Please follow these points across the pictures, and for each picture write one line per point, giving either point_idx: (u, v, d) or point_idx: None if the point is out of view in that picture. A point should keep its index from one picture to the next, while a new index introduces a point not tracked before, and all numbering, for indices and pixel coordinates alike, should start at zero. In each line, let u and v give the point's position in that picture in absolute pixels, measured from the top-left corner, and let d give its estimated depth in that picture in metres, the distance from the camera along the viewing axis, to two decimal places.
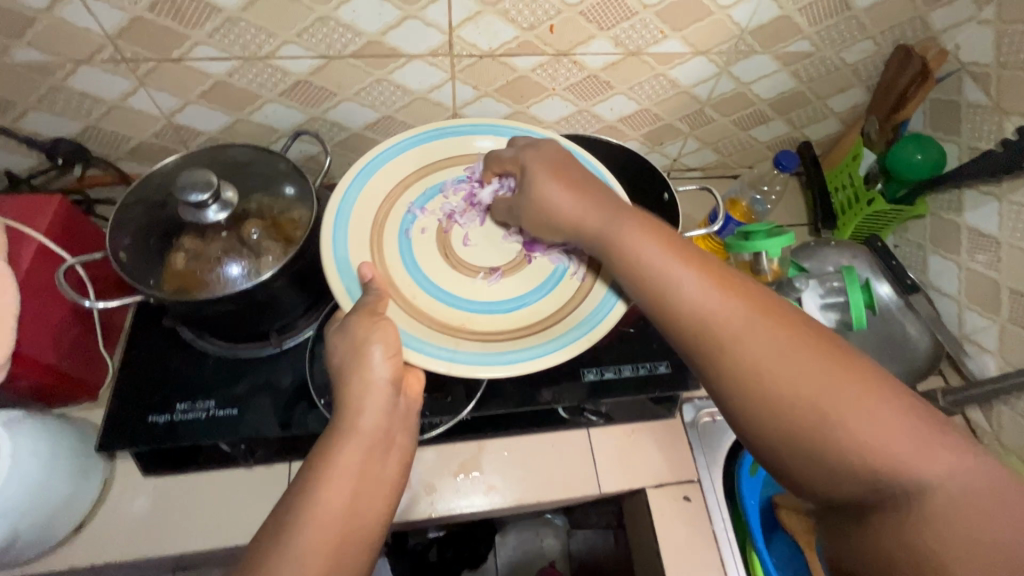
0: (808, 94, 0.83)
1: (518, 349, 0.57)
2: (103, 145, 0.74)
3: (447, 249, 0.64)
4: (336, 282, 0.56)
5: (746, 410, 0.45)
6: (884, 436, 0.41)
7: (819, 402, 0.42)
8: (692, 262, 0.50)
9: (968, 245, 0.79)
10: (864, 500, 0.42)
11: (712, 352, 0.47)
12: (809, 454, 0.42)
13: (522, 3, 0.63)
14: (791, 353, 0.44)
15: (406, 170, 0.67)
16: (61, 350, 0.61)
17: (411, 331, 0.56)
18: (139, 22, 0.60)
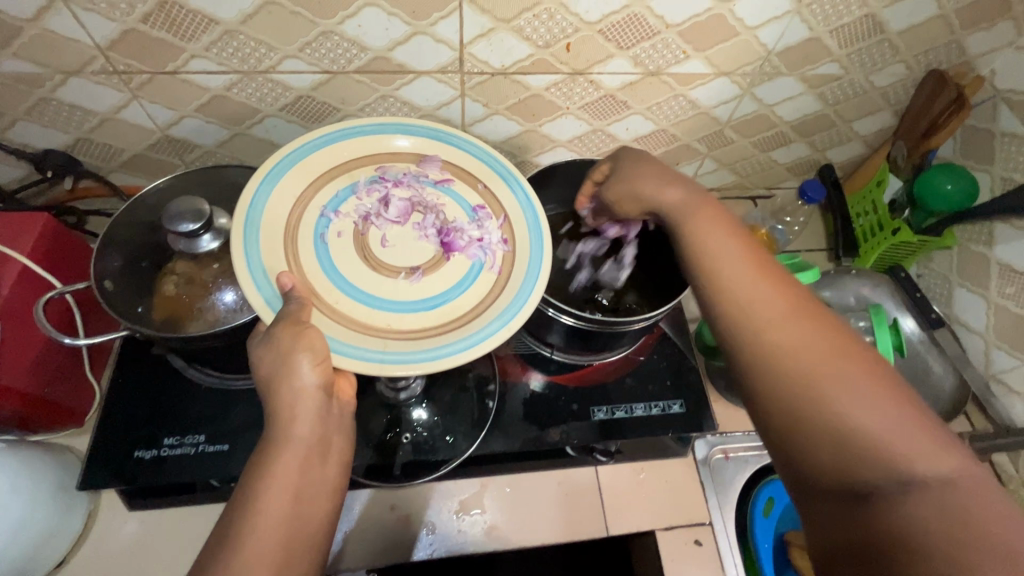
0: (833, 117, 0.79)
1: (446, 348, 0.49)
2: (95, 157, 0.71)
3: (367, 248, 0.54)
4: (252, 292, 0.46)
5: (765, 374, 0.44)
6: (900, 431, 0.39)
7: (822, 372, 0.42)
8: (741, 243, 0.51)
9: (998, 280, 0.76)
10: (861, 484, 0.39)
11: (744, 319, 0.46)
12: (820, 425, 0.41)
13: (538, 20, 0.60)
14: (827, 342, 0.44)
15: (326, 167, 0.56)
16: (43, 378, 0.58)
17: (334, 333, 0.47)
18: (131, 33, 0.56)
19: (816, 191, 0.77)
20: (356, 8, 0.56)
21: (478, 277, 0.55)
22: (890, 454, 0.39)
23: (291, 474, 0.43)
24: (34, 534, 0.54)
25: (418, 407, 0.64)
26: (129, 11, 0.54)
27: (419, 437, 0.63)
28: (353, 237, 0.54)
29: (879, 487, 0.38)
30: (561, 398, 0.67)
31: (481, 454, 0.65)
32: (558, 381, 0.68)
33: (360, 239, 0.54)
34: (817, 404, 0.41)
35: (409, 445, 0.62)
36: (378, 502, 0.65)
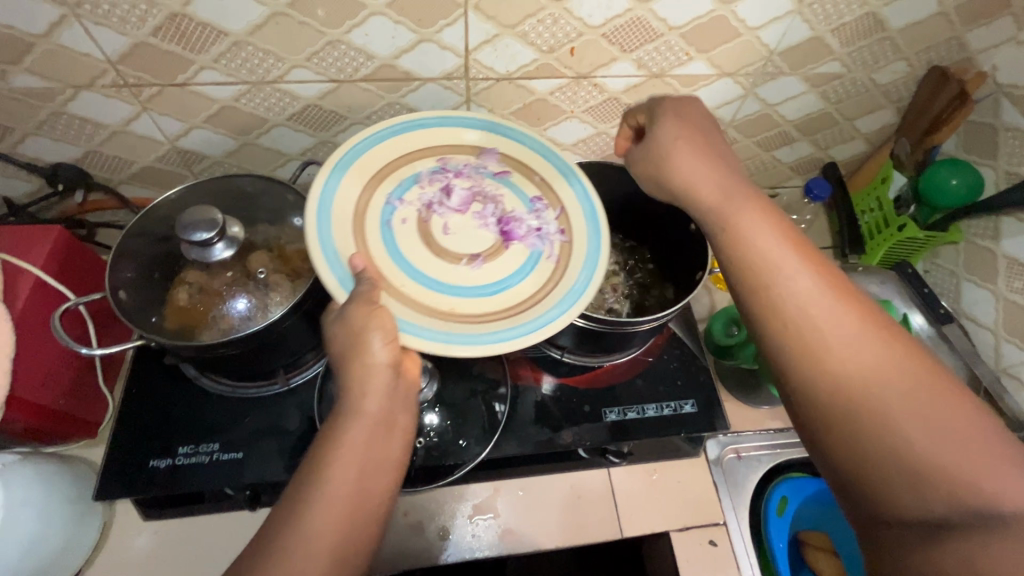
0: (836, 116, 0.79)
1: (515, 328, 0.50)
2: (105, 170, 0.71)
3: (430, 233, 0.54)
4: (325, 274, 0.47)
5: (828, 404, 0.41)
6: (973, 452, 0.37)
7: (896, 397, 0.39)
8: (800, 251, 0.46)
9: (1005, 274, 0.76)
10: (940, 516, 0.37)
11: (806, 340, 0.43)
12: (886, 452, 0.39)
13: (543, 25, 0.60)
14: (887, 355, 0.41)
15: (388, 154, 0.56)
16: (58, 389, 0.59)
17: (406, 315, 0.48)
18: (142, 47, 0.57)
19: (822, 189, 0.77)
20: (363, 17, 0.57)
21: (535, 266, 0.55)
22: (968, 484, 0.36)
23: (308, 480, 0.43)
24: (51, 546, 0.54)
25: (430, 412, 0.63)
26: (139, 25, 0.55)
27: (431, 442, 0.62)
28: (417, 222, 0.54)
29: (953, 521, 0.36)
30: (573, 400, 0.67)
31: (494, 458, 0.65)
32: (569, 384, 0.68)
33: (423, 225, 0.54)
34: (882, 429, 0.39)
35: (422, 450, 0.62)
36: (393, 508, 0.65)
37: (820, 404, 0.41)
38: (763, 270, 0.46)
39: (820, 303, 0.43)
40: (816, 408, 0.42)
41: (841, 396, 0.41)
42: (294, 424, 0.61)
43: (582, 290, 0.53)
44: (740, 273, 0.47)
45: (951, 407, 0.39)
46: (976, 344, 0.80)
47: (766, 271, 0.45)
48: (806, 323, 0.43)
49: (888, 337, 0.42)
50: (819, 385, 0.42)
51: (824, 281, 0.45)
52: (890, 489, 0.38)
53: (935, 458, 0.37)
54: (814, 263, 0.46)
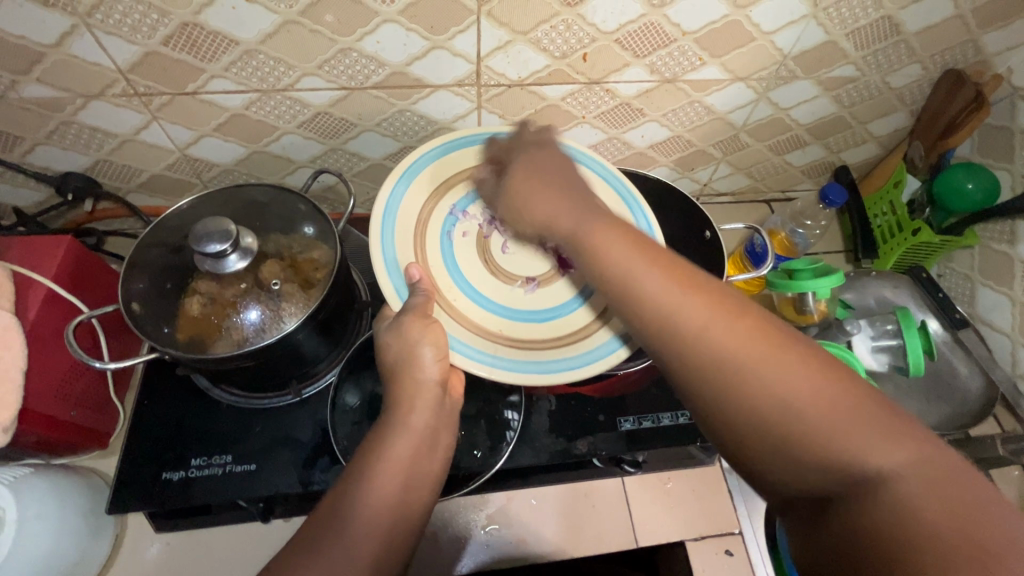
0: (849, 119, 0.79)
1: (557, 360, 0.54)
2: (114, 179, 0.71)
3: (489, 252, 0.60)
4: (386, 284, 0.52)
5: (704, 395, 0.40)
6: (833, 416, 0.36)
7: (741, 370, 0.38)
8: (630, 235, 0.45)
9: (1021, 279, 0.75)
10: (825, 489, 0.36)
11: (662, 326, 0.41)
12: (765, 429, 0.38)
13: (556, 31, 0.60)
14: (733, 327, 0.40)
15: (456, 171, 0.61)
16: (69, 401, 0.58)
17: (458, 333, 0.53)
18: (152, 56, 0.57)
19: (837, 195, 0.77)
20: (375, 25, 0.57)
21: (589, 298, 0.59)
22: (837, 454, 0.36)
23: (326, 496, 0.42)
24: (64, 560, 0.53)
25: None
26: (150, 34, 0.54)
27: None
28: (481, 242, 0.60)
29: (835, 491, 0.36)
30: (587, 409, 0.66)
31: (508, 468, 0.64)
32: (583, 393, 0.67)
33: (485, 245, 0.60)
34: (751, 407, 0.38)
35: None
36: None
37: (697, 391, 0.41)
38: (614, 267, 0.44)
39: (667, 291, 0.42)
40: (695, 395, 0.41)
41: (712, 386, 0.39)
42: (307, 435, 0.61)
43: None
44: (598, 272, 0.45)
45: (810, 376, 0.37)
46: (992, 349, 0.80)
47: (620, 265, 0.44)
48: (662, 318, 0.41)
49: (742, 313, 0.40)
50: (688, 377, 0.41)
51: (669, 268, 0.43)
52: (774, 468, 0.38)
53: (804, 433, 0.36)
54: (651, 253, 0.44)
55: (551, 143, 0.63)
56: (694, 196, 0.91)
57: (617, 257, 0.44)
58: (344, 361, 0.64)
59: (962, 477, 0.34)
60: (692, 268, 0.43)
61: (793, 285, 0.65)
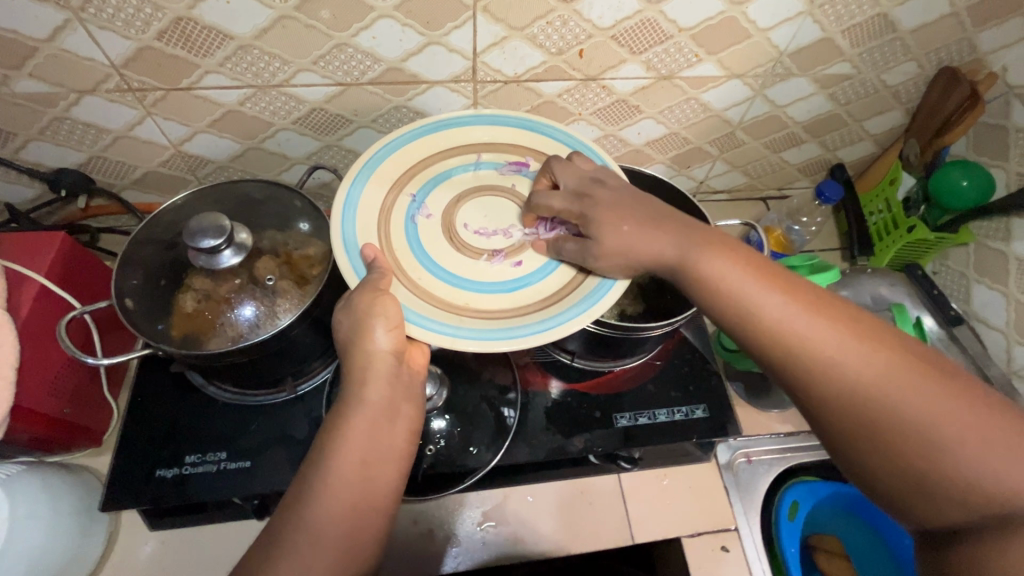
0: (845, 117, 0.79)
1: (525, 327, 0.49)
2: (108, 175, 0.71)
3: (454, 228, 0.56)
4: (342, 262, 0.49)
5: (850, 432, 0.42)
6: (986, 456, 0.38)
7: (919, 412, 0.39)
8: (768, 276, 0.45)
9: (1016, 276, 0.75)
10: (967, 523, 0.38)
11: (806, 366, 0.43)
12: (907, 466, 0.40)
13: (552, 27, 0.60)
14: (882, 369, 0.41)
15: (424, 155, 0.58)
16: (63, 398, 0.58)
17: (417, 307, 0.49)
18: (146, 51, 0.56)
19: (834, 191, 0.77)
20: (370, 20, 0.56)
21: (560, 266, 0.55)
22: (983, 486, 0.37)
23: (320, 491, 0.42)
24: (57, 558, 0.53)
25: (439, 418, 0.63)
26: (144, 29, 0.54)
27: (440, 448, 0.62)
28: (446, 218, 0.56)
29: (977, 526, 0.38)
30: (583, 406, 0.66)
31: (503, 465, 0.64)
32: (579, 389, 0.67)
33: (448, 220, 0.56)
34: (902, 443, 0.40)
35: (432, 457, 0.61)
36: (402, 516, 0.64)
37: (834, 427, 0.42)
38: (742, 298, 0.45)
39: (804, 323, 0.43)
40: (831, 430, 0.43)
41: (853, 418, 0.41)
42: (302, 432, 0.60)
43: (607, 291, 0.51)
44: (719, 302, 0.46)
45: (949, 407, 0.39)
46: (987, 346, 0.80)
47: (748, 293, 0.45)
48: (794, 347, 0.43)
49: (881, 342, 0.42)
50: (826, 409, 0.42)
51: (798, 296, 0.44)
52: (910, 497, 0.40)
53: (944, 464, 0.39)
54: (781, 280, 0.45)
55: (516, 117, 0.60)
56: (691, 194, 0.91)
57: (745, 285, 0.45)
58: (339, 358, 0.64)
59: None
60: (824, 296, 0.45)
61: None
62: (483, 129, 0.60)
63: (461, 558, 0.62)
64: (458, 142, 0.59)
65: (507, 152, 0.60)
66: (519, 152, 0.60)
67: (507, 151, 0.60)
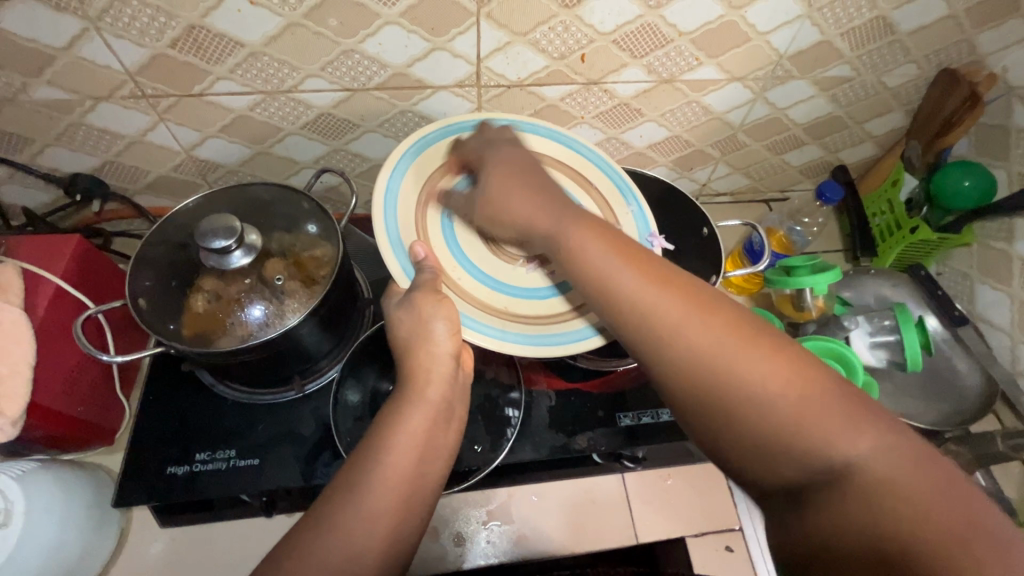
0: (846, 119, 0.79)
1: (563, 334, 0.54)
2: (122, 179, 0.72)
3: (490, 231, 0.59)
4: (392, 264, 0.52)
5: (688, 394, 0.42)
6: (796, 408, 0.38)
7: (738, 369, 0.40)
8: (625, 252, 0.46)
9: (1020, 276, 0.75)
10: (800, 482, 0.38)
11: (647, 325, 0.43)
12: (743, 424, 0.39)
13: (554, 33, 0.61)
14: (706, 327, 0.42)
15: (456, 152, 0.59)
16: (76, 396, 0.59)
17: (465, 310, 0.53)
18: (160, 58, 0.58)
19: (833, 192, 0.77)
20: (377, 27, 0.58)
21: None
22: (806, 441, 0.37)
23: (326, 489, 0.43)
24: (69, 554, 0.54)
25: None
26: (158, 37, 0.56)
27: None
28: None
29: (806, 482, 0.38)
30: (587, 404, 0.67)
31: (508, 464, 0.65)
32: (583, 389, 0.68)
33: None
34: (728, 400, 0.40)
35: None
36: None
37: (673, 387, 0.42)
38: (602, 272, 0.45)
39: (651, 295, 0.44)
40: (670, 390, 0.43)
41: (702, 386, 0.41)
42: (310, 430, 0.61)
43: None
44: (581, 277, 0.47)
45: (793, 372, 0.39)
46: (991, 346, 0.80)
47: (605, 270, 0.45)
48: (648, 320, 0.43)
49: (715, 310, 0.42)
50: (672, 377, 0.42)
51: (648, 272, 0.45)
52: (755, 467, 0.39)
53: (771, 430, 0.38)
54: (628, 252, 0.46)
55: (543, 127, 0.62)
56: (693, 196, 0.92)
57: (602, 263, 0.46)
58: (346, 358, 0.65)
59: (935, 468, 0.35)
60: (671, 270, 0.45)
61: (790, 282, 0.66)
62: (511, 134, 0.62)
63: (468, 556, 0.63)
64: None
65: (537, 159, 0.62)
66: (544, 161, 0.62)
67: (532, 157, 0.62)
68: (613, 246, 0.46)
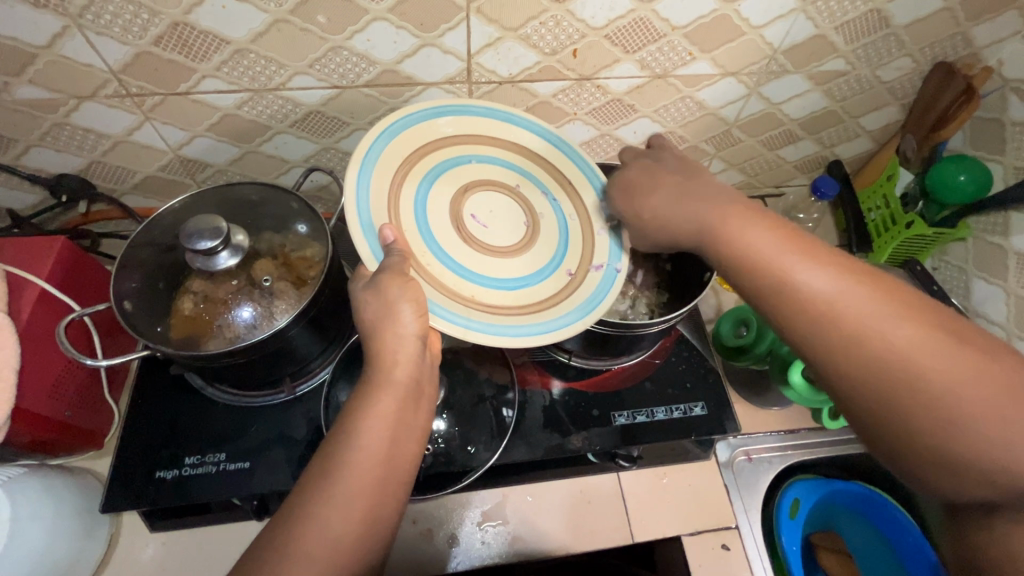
0: (841, 113, 0.79)
1: (527, 328, 0.51)
2: (108, 180, 0.71)
3: (460, 218, 0.55)
4: (361, 244, 0.47)
5: (889, 413, 0.41)
6: (1019, 432, 0.38)
7: (956, 390, 0.39)
8: (811, 257, 0.45)
9: (1015, 270, 0.75)
10: (997, 499, 0.40)
11: (839, 335, 0.42)
12: (945, 447, 0.39)
13: (545, 28, 0.60)
14: (923, 342, 0.41)
15: (431, 138, 0.56)
16: (63, 401, 0.58)
17: (431, 295, 0.49)
18: (144, 56, 0.57)
19: (828, 187, 0.77)
20: (365, 23, 0.57)
21: (556, 268, 0.57)
22: (1010, 468, 0.38)
23: (314, 493, 0.42)
24: (57, 561, 0.53)
25: (438, 418, 0.63)
26: (142, 34, 0.55)
27: (438, 449, 0.62)
28: (453, 206, 0.55)
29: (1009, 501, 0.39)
30: (582, 404, 0.66)
31: (502, 464, 0.64)
32: (577, 388, 0.68)
33: (455, 208, 0.55)
34: (946, 423, 0.39)
35: (431, 457, 0.61)
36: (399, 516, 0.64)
37: (869, 406, 0.42)
38: (773, 266, 0.45)
39: (833, 287, 0.43)
40: (864, 408, 0.42)
41: (888, 382, 0.41)
42: (301, 432, 0.61)
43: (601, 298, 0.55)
44: (750, 270, 0.46)
45: (1003, 391, 0.39)
46: (987, 341, 0.80)
47: (780, 261, 0.45)
48: (836, 329, 0.42)
49: (913, 317, 0.42)
50: (866, 396, 0.42)
51: (831, 265, 0.45)
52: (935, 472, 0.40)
53: (971, 445, 0.39)
54: (802, 243, 0.46)
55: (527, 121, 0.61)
56: None
57: (775, 253, 0.46)
58: (338, 359, 0.64)
59: None
60: (852, 262, 0.45)
61: None
62: (492, 122, 0.59)
63: (462, 558, 0.62)
64: (467, 131, 0.58)
65: (510, 150, 0.60)
66: (519, 154, 0.61)
67: (510, 149, 0.60)
68: (798, 248, 0.46)
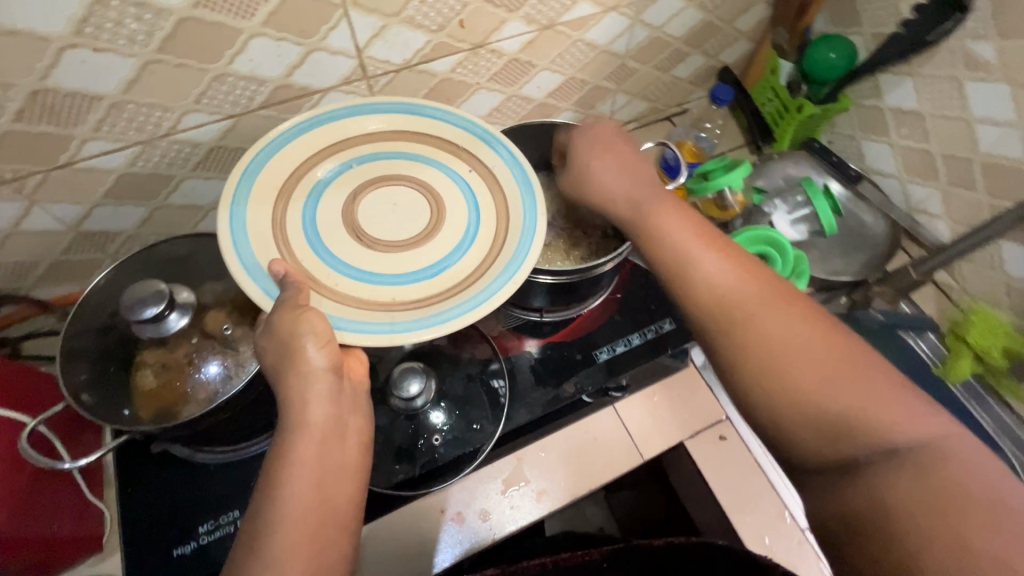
0: (716, 23, 0.83)
1: (457, 309, 0.50)
2: (10, 278, 0.65)
3: (359, 226, 0.54)
4: (250, 287, 0.47)
5: (755, 380, 0.46)
6: (863, 396, 0.43)
7: (813, 364, 0.45)
8: (708, 240, 0.53)
9: (894, 124, 0.84)
10: (852, 460, 0.43)
11: (728, 311, 0.49)
12: (809, 410, 0.44)
13: (426, 5, 0.60)
14: (794, 314, 0.48)
15: (302, 158, 0.55)
16: (49, 515, 0.55)
17: (339, 313, 0.49)
18: (7, 135, 0.52)
19: (724, 94, 0.91)
20: (241, 43, 0.54)
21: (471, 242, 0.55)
22: (867, 420, 0.43)
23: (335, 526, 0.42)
24: None
25: (435, 410, 0.65)
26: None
27: (447, 436, 0.64)
28: (346, 216, 0.55)
29: (861, 459, 0.42)
30: (564, 353, 0.70)
31: (509, 432, 0.67)
32: (556, 340, 0.71)
33: (350, 217, 0.54)
34: (803, 386, 0.45)
35: (443, 444, 0.64)
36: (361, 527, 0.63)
37: (740, 374, 0.48)
38: (676, 252, 0.53)
39: (724, 276, 0.51)
40: (736, 379, 0.48)
41: (753, 358, 0.47)
42: None
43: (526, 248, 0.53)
44: (656, 256, 0.54)
45: (855, 362, 0.45)
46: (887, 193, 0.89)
47: (684, 256, 0.52)
48: (721, 303, 0.49)
49: (787, 297, 0.49)
50: (740, 365, 0.47)
51: (732, 257, 0.52)
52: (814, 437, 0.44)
53: (829, 405, 0.44)
54: (721, 244, 0.53)
55: (389, 101, 0.58)
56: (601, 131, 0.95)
57: (683, 248, 0.53)
58: None
59: (972, 456, 0.41)
60: (745, 257, 0.52)
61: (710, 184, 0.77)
62: (362, 117, 0.58)
63: (451, 550, 0.64)
64: (332, 139, 0.57)
65: (392, 140, 0.58)
66: (400, 137, 0.59)
67: (386, 138, 0.58)
68: (686, 227, 0.54)
